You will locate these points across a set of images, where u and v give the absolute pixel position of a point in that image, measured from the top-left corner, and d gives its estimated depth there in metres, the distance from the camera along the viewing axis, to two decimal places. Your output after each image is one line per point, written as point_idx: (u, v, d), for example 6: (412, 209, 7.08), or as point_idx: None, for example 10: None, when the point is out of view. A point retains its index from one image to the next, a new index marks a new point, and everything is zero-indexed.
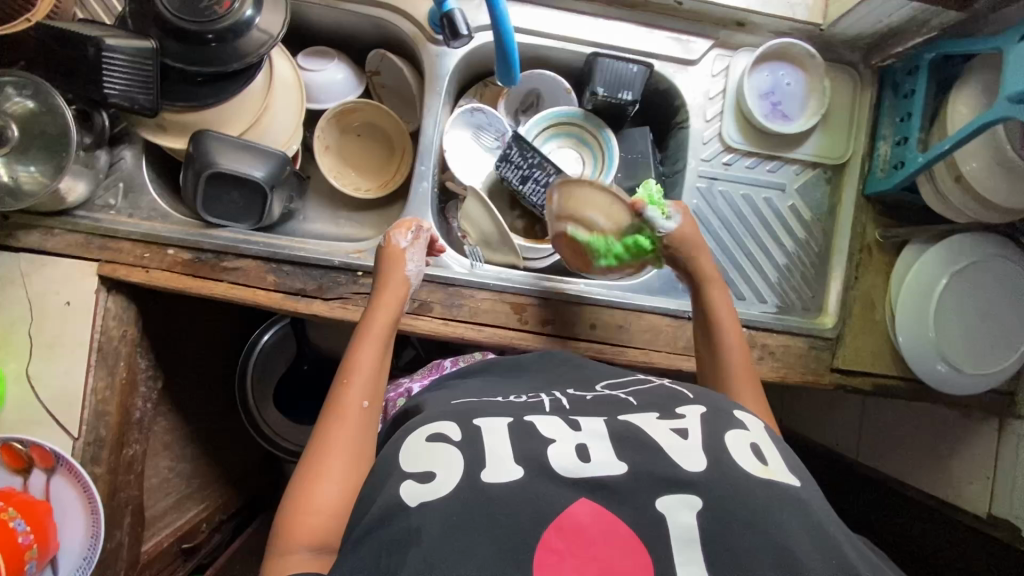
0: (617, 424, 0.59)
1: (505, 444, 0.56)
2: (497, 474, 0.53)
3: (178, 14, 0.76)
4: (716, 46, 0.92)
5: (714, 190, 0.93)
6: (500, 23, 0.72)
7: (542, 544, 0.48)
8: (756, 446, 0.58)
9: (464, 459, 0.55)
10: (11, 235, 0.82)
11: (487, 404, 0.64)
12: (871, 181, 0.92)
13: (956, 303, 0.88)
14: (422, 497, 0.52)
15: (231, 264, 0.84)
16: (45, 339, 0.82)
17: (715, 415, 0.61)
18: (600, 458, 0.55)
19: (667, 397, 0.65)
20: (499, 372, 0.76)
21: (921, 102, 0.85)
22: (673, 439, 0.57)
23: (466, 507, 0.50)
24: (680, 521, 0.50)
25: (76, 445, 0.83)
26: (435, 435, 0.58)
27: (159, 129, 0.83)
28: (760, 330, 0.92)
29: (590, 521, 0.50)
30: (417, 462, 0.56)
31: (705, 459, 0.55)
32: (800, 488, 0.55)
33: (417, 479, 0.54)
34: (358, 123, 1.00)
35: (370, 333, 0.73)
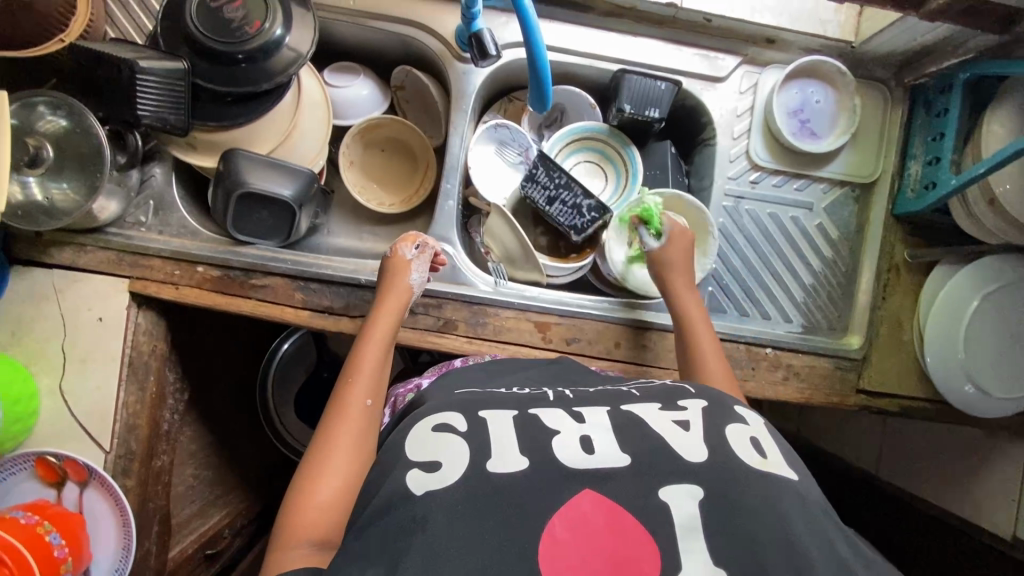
0: (619, 415, 0.58)
1: (510, 435, 0.55)
2: (506, 464, 0.52)
3: (209, 35, 0.77)
4: (744, 63, 0.91)
5: (740, 209, 0.93)
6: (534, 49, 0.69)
7: (546, 534, 0.48)
8: (756, 439, 0.57)
9: (470, 450, 0.53)
10: (48, 252, 0.84)
11: (491, 395, 0.62)
12: (900, 201, 0.91)
13: (987, 325, 0.87)
14: (428, 485, 0.51)
15: (259, 282, 0.85)
16: (79, 354, 0.84)
17: (716, 410, 0.59)
18: (603, 450, 0.53)
19: (669, 392, 0.63)
20: (500, 367, 0.75)
21: (955, 122, 0.83)
22: (675, 430, 0.56)
23: (471, 497, 0.49)
24: (684, 511, 0.50)
25: (107, 458, 0.84)
26: (441, 426, 0.56)
27: (189, 147, 0.84)
28: (786, 350, 0.91)
29: (593, 510, 0.49)
30: (423, 452, 0.54)
31: (705, 449, 0.54)
32: (799, 482, 0.54)
33: (423, 468, 0.52)
34: (382, 138, 1.00)
35: (372, 337, 0.75)
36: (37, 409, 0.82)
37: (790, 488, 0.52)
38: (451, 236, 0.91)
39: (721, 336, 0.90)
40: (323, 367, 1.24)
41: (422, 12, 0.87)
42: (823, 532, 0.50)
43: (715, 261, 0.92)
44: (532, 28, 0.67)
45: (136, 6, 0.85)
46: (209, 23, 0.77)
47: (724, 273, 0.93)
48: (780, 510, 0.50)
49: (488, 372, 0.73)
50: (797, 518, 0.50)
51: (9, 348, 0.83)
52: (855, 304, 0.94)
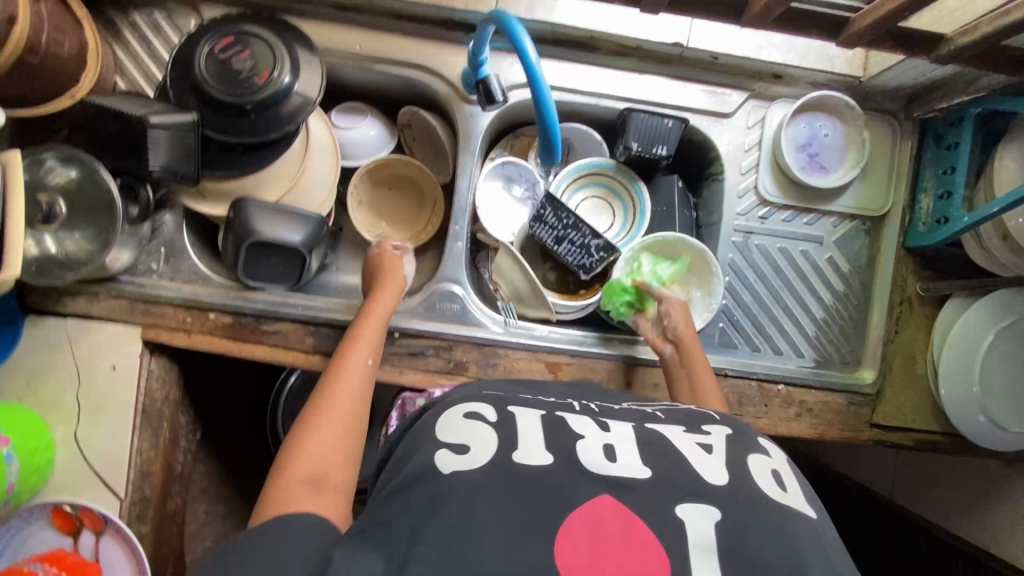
0: (644, 431, 0.58)
1: (536, 433, 0.55)
2: (530, 457, 0.52)
3: (217, 87, 0.78)
4: (751, 98, 0.91)
5: (750, 244, 0.92)
6: (545, 112, 0.70)
7: (565, 527, 0.48)
8: (776, 473, 0.56)
9: (498, 438, 0.54)
10: (62, 301, 0.84)
11: (517, 397, 0.64)
12: (912, 234, 0.90)
13: (1003, 360, 0.85)
14: (455, 466, 0.52)
15: (270, 327, 0.86)
16: (93, 403, 0.84)
17: (738, 437, 0.60)
18: (626, 459, 0.54)
19: (693, 416, 0.64)
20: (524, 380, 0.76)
21: (966, 158, 0.83)
22: (697, 452, 0.56)
23: (499, 481, 0.50)
24: (699, 529, 0.49)
25: (122, 505, 0.84)
26: (472, 413, 0.58)
27: (200, 196, 0.85)
28: (798, 386, 0.91)
29: (611, 515, 0.49)
30: (453, 434, 0.55)
31: (727, 473, 0.54)
32: (816, 519, 0.54)
33: (452, 449, 0.53)
34: (390, 177, 1.00)
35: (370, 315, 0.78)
36: (53, 459, 0.83)
37: (804, 527, 0.51)
38: (460, 276, 0.90)
39: (733, 374, 0.89)
40: None
41: (428, 55, 0.87)
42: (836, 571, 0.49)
43: (724, 297, 0.92)
44: (534, 71, 0.67)
45: (144, 53, 0.85)
46: (218, 76, 0.78)
47: (734, 308, 0.92)
48: (794, 544, 0.49)
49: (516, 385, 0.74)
50: (812, 557, 0.49)
51: (24, 397, 0.83)
52: (868, 337, 0.94)
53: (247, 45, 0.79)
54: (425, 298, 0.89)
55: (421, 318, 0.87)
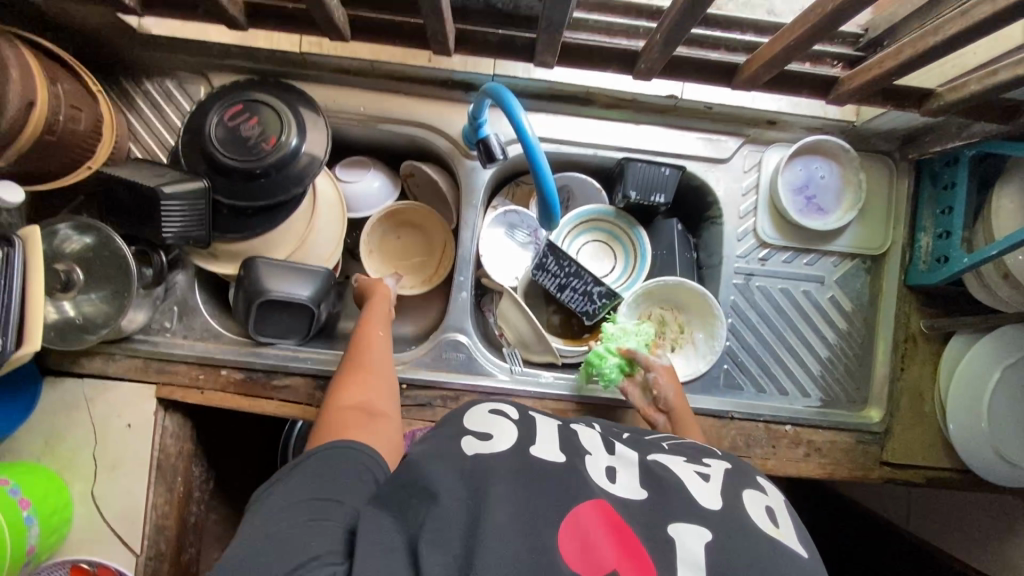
0: (651, 461, 0.60)
1: (551, 437, 0.60)
2: (544, 451, 0.56)
3: (227, 154, 0.80)
4: (746, 143, 0.92)
5: (751, 285, 0.93)
6: (541, 177, 0.71)
7: (567, 517, 0.49)
8: (770, 508, 0.56)
9: (517, 431, 0.59)
10: (79, 362, 0.87)
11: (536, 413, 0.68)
12: (913, 272, 0.91)
13: (1012, 397, 0.85)
14: (477, 449, 0.56)
15: (281, 382, 0.87)
16: (108, 460, 0.86)
17: (738, 472, 0.61)
18: (625, 480, 0.56)
19: (697, 451, 0.66)
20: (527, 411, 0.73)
21: (963, 198, 0.83)
22: (696, 479, 0.58)
23: (517, 467, 0.53)
24: (687, 546, 0.49)
25: (137, 561, 0.86)
26: (495, 411, 0.63)
27: (211, 257, 0.87)
28: (805, 427, 0.91)
29: (611, 518, 0.50)
30: (478, 425, 0.60)
31: (721, 500, 0.54)
32: (809, 560, 0.51)
33: (477, 436, 0.58)
34: (399, 224, 1.03)
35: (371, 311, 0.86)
36: (71, 516, 0.85)
37: (793, 564, 0.49)
38: (466, 325, 0.91)
39: (740, 417, 0.90)
40: None
41: (429, 112, 0.90)
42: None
43: (728, 339, 0.93)
44: (533, 149, 0.69)
45: (157, 121, 0.89)
46: (228, 143, 0.81)
47: (738, 350, 0.93)
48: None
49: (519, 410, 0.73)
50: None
51: (43, 457, 0.85)
52: (874, 374, 0.93)
53: (255, 113, 0.82)
54: (432, 348, 0.90)
55: (427, 368, 0.89)
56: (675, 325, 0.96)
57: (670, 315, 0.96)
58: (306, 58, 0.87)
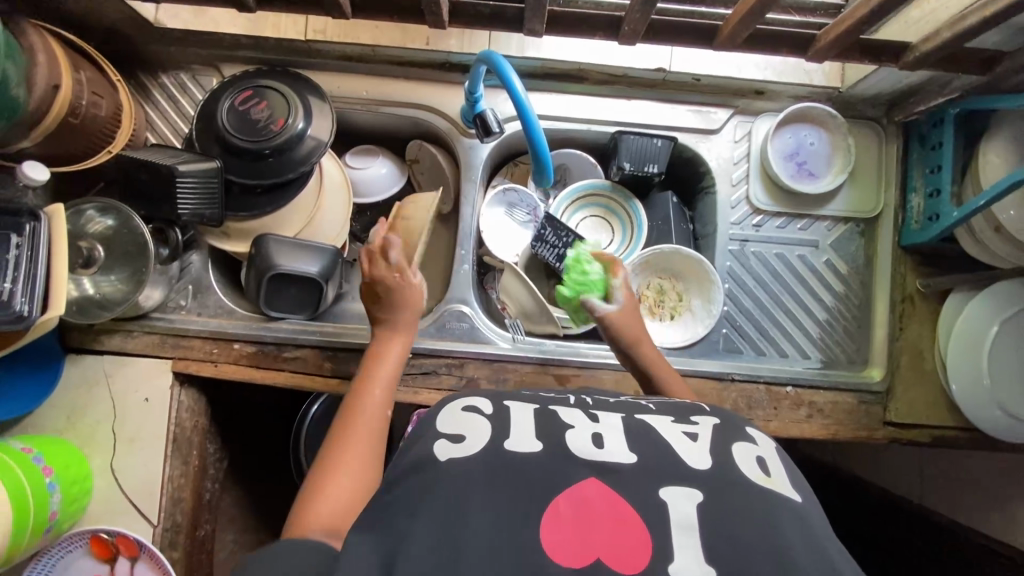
0: (633, 421, 0.59)
1: (528, 421, 0.57)
2: (520, 444, 0.53)
3: (238, 136, 0.85)
4: (736, 114, 0.95)
5: (747, 251, 0.95)
6: (534, 136, 0.75)
7: (550, 509, 0.48)
8: (762, 459, 0.55)
9: (491, 429, 0.55)
10: (99, 339, 0.91)
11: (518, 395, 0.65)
12: (906, 233, 0.92)
13: (1012, 351, 0.85)
14: (450, 453, 0.53)
15: (291, 354, 0.91)
16: (126, 434, 0.89)
17: (727, 427, 0.59)
18: (613, 445, 0.54)
19: (683, 408, 0.64)
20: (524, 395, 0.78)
21: (950, 156, 0.85)
22: (682, 440, 0.56)
23: (489, 468, 0.51)
24: (680, 511, 0.49)
25: (154, 531, 0.89)
26: (469, 408, 0.59)
27: (223, 236, 0.92)
28: (806, 388, 0.91)
29: (597, 497, 0.49)
30: (450, 426, 0.56)
31: (711, 458, 0.53)
32: (802, 502, 0.52)
33: (448, 439, 0.54)
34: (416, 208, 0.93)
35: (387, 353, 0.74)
36: (90, 489, 0.88)
37: (791, 511, 0.50)
38: (469, 297, 0.94)
39: (741, 379, 0.91)
40: None
41: (428, 94, 0.94)
42: (821, 550, 0.47)
43: (725, 304, 0.95)
44: (522, 102, 0.72)
45: (172, 110, 0.94)
46: (238, 125, 0.86)
47: (736, 314, 0.95)
48: (775, 522, 0.48)
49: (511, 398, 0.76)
50: (795, 539, 0.47)
51: (65, 431, 0.89)
52: (873, 337, 0.94)
53: (264, 97, 0.87)
54: (435, 318, 0.93)
55: (432, 337, 0.92)
56: (673, 293, 0.98)
57: (668, 284, 0.98)
58: (310, 46, 0.92)
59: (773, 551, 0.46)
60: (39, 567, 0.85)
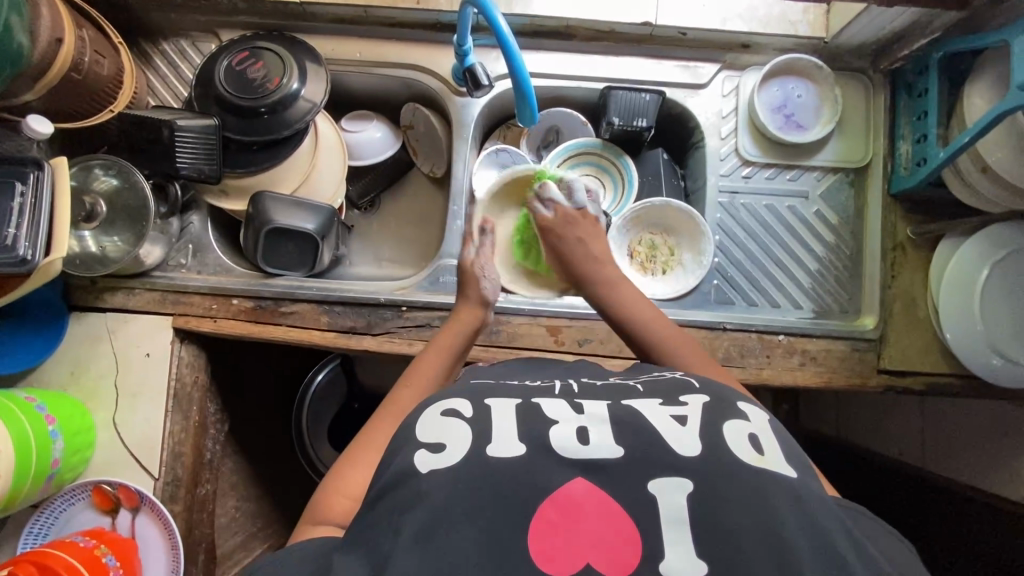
0: (619, 408, 0.54)
1: (509, 420, 0.53)
2: (503, 449, 0.50)
3: (234, 94, 0.87)
4: (724, 68, 0.96)
5: (736, 203, 0.96)
6: (517, 69, 0.78)
7: (537, 515, 0.47)
8: (754, 436, 0.52)
9: (471, 433, 0.52)
10: (102, 296, 0.93)
11: (500, 385, 0.61)
12: (894, 180, 0.92)
13: (1005, 294, 0.84)
14: (432, 465, 0.50)
15: (287, 309, 0.93)
16: (128, 388, 0.91)
17: (717, 405, 0.56)
18: (600, 440, 0.51)
19: (673, 387, 0.59)
20: (528, 361, 0.75)
21: (935, 101, 0.85)
22: (669, 425, 0.52)
23: (473, 478, 0.48)
24: (671, 502, 0.47)
25: (156, 484, 0.90)
26: (449, 411, 0.55)
27: (222, 194, 0.94)
28: (798, 336, 0.92)
29: (584, 499, 0.48)
30: (429, 433, 0.53)
31: (701, 445, 0.50)
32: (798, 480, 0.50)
33: (428, 449, 0.51)
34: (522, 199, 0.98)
35: (439, 350, 0.73)
36: (94, 442, 0.90)
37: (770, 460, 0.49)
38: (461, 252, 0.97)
39: (733, 327, 0.91)
40: (355, 398, 1.25)
41: (421, 55, 0.97)
42: (822, 537, 0.46)
43: (716, 256, 0.95)
44: (514, 55, 0.76)
45: (173, 76, 0.97)
46: (234, 84, 0.88)
47: (727, 265, 0.96)
48: (772, 507, 0.47)
49: (516, 369, 0.71)
50: (793, 524, 0.46)
51: (69, 386, 0.91)
52: (865, 286, 0.94)
53: (260, 58, 0.90)
54: (430, 273, 0.95)
55: (426, 291, 0.94)
56: (665, 248, 0.99)
57: (659, 239, 0.99)
58: (305, 9, 0.94)
59: (769, 536, 0.45)
60: (43, 520, 0.87)
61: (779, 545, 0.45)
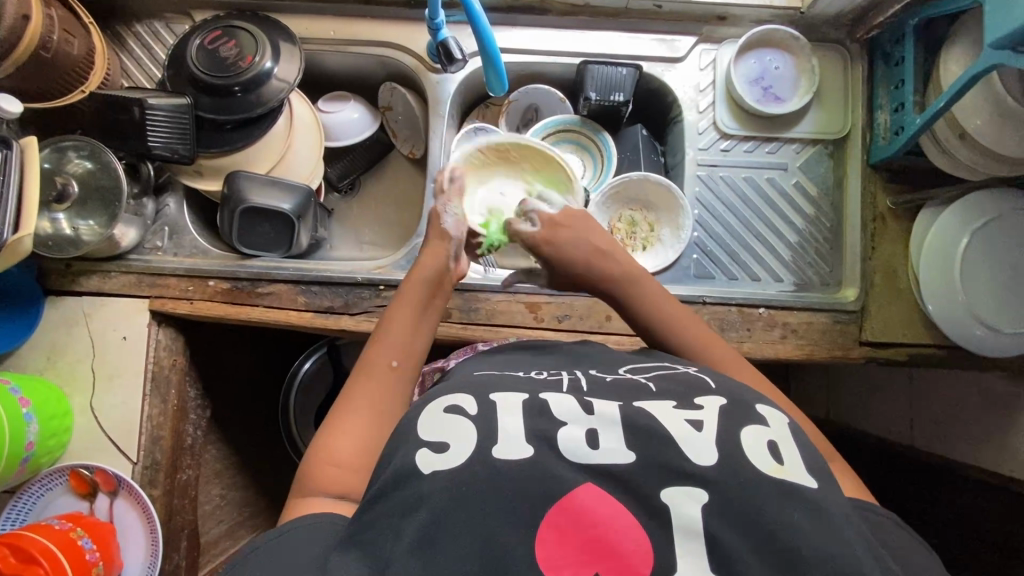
0: (631, 409, 0.52)
1: (517, 421, 0.51)
2: (508, 451, 0.49)
3: (207, 72, 0.87)
4: (701, 41, 0.96)
5: (715, 176, 0.96)
6: (487, 41, 0.78)
7: (545, 523, 0.46)
8: (773, 444, 0.50)
9: (478, 430, 0.50)
10: (77, 281, 0.92)
11: (507, 377, 0.59)
12: (873, 150, 0.92)
13: (984, 263, 0.83)
14: (435, 466, 0.48)
15: (264, 289, 0.92)
16: (106, 372, 0.90)
17: (735, 409, 0.53)
18: (609, 444, 0.50)
19: (687, 386, 0.57)
20: (527, 347, 0.71)
21: (911, 68, 0.85)
22: (684, 429, 0.50)
23: (472, 476, 0.47)
24: (682, 512, 0.46)
25: (135, 468, 0.89)
26: (452, 407, 0.53)
27: (196, 174, 0.93)
28: (779, 308, 0.90)
29: (593, 504, 0.47)
30: (434, 429, 0.51)
31: (717, 452, 0.49)
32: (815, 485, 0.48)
33: (432, 448, 0.50)
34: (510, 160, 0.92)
35: (400, 302, 0.69)
36: (72, 426, 0.89)
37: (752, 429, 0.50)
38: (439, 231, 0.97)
39: (713, 301, 0.90)
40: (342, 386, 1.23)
41: (397, 33, 0.96)
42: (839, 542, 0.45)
43: (695, 230, 0.95)
44: (487, 35, 0.77)
45: (146, 58, 0.96)
46: (206, 63, 0.87)
47: (706, 239, 0.95)
48: (782, 512, 0.46)
49: (519, 356, 0.68)
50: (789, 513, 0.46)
51: (45, 370, 0.90)
52: (846, 257, 0.93)
53: (233, 37, 0.89)
54: (408, 252, 0.95)
55: (403, 270, 0.94)
56: (645, 224, 0.98)
57: (639, 216, 0.98)
58: None
59: (778, 544, 0.45)
60: (20, 505, 0.86)
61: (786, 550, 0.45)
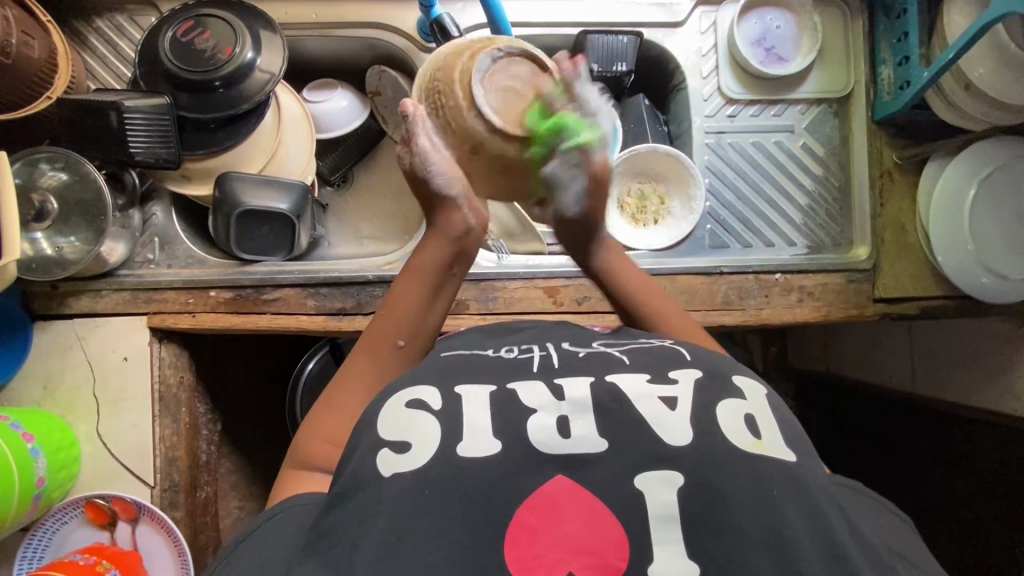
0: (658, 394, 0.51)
1: (484, 414, 0.48)
2: (476, 447, 0.46)
3: (183, 68, 0.80)
4: (699, 4, 0.94)
5: (723, 143, 0.95)
6: (496, 11, 0.76)
7: (514, 521, 0.43)
8: (750, 418, 0.49)
9: (441, 429, 0.47)
10: (66, 302, 0.86)
11: (475, 361, 0.56)
12: (878, 106, 0.91)
13: (991, 211, 0.84)
14: (396, 466, 0.45)
15: (270, 296, 0.88)
16: (109, 396, 0.86)
17: (711, 381, 0.52)
18: (579, 432, 0.47)
19: (662, 360, 0.55)
20: (495, 326, 0.67)
21: (915, 20, 0.84)
22: (656, 409, 0.48)
23: (438, 484, 0.44)
24: (659, 499, 0.44)
25: (154, 492, 0.86)
26: (414, 401, 0.50)
27: (183, 180, 0.88)
28: (795, 273, 0.90)
29: (564, 499, 0.44)
30: (394, 428, 0.48)
31: (691, 430, 0.47)
32: (796, 465, 0.47)
33: (392, 447, 0.47)
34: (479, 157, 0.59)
35: (408, 275, 0.63)
36: (79, 456, 0.84)
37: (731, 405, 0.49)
38: None
39: (730, 271, 0.90)
40: None
41: (382, 14, 0.91)
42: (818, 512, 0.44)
43: (707, 200, 0.94)
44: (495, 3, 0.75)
45: (112, 56, 0.88)
46: (179, 55, 0.81)
47: (719, 209, 0.94)
48: (772, 502, 0.44)
49: (511, 328, 0.66)
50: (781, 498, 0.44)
51: (43, 402, 0.85)
52: (855, 215, 0.94)
53: (206, 26, 0.82)
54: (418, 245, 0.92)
55: None
56: (655, 198, 0.97)
57: (649, 188, 0.97)
58: None
59: (767, 525, 0.43)
60: (35, 543, 0.82)
61: (773, 524, 0.43)
